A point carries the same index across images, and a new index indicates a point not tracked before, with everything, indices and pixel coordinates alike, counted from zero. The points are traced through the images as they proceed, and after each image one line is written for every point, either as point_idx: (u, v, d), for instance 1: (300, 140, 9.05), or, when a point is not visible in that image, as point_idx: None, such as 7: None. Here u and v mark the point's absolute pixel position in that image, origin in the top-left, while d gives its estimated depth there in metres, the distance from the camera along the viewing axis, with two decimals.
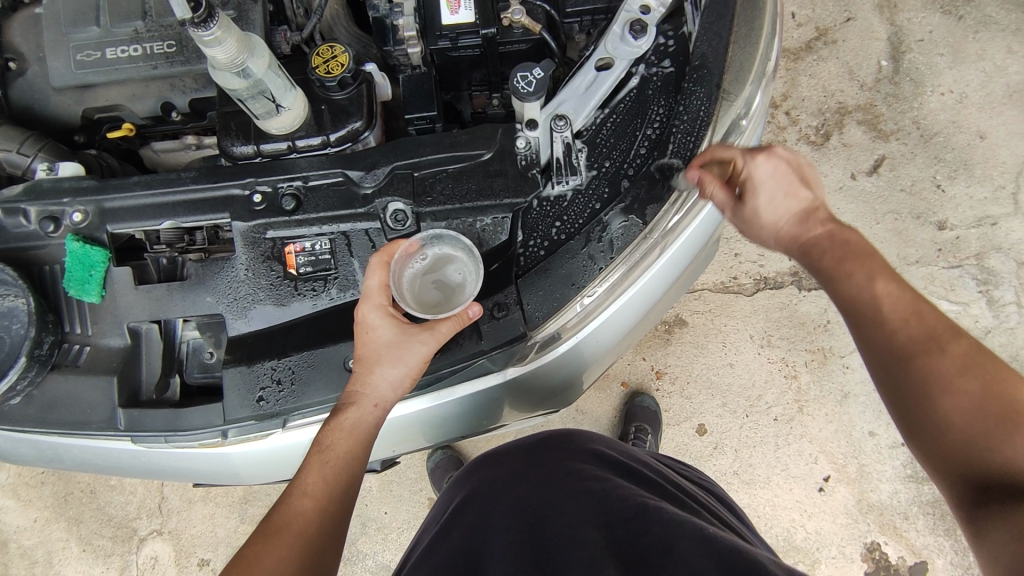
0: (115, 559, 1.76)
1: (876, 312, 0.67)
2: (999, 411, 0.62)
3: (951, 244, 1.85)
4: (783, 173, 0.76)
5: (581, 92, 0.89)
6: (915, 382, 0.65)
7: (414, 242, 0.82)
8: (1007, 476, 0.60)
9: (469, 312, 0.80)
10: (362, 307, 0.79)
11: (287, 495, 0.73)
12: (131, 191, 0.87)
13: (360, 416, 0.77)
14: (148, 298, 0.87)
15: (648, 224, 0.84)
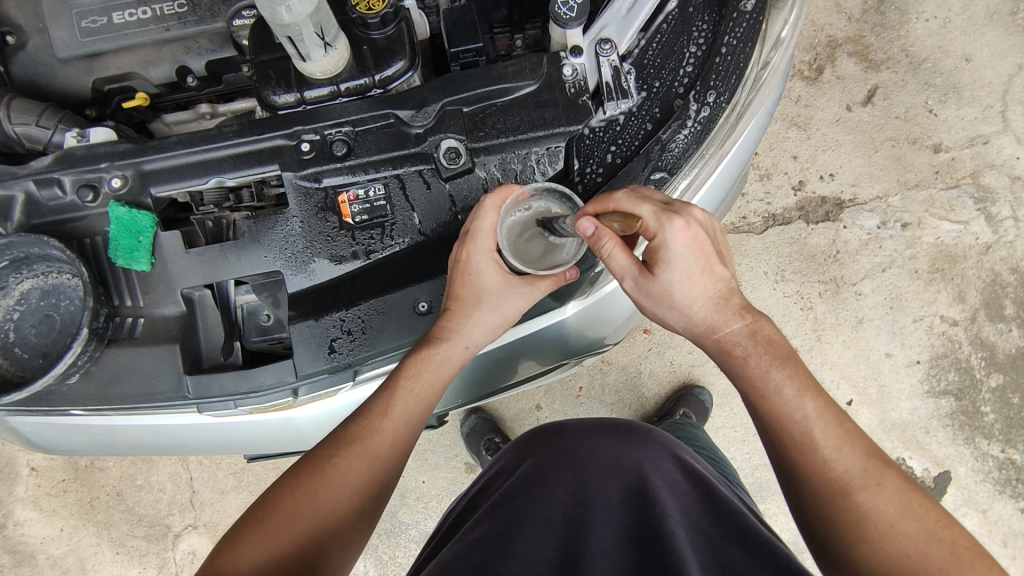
0: (151, 558, 1.72)
1: (804, 437, 0.72)
2: (929, 530, 0.67)
3: (947, 166, 1.90)
4: (690, 257, 0.76)
5: (623, 15, 0.87)
6: (849, 512, 0.69)
7: (527, 192, 0.79)
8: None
9: (567, 273, 0.82)
10: (470, 248, 0.79)
11: (369, 410, 0.79)
12: (172, 150, 0.83)
13: (448, 357, 0.81)
14: (201, 261, 0.84)
15: (705, 141, 0.84)
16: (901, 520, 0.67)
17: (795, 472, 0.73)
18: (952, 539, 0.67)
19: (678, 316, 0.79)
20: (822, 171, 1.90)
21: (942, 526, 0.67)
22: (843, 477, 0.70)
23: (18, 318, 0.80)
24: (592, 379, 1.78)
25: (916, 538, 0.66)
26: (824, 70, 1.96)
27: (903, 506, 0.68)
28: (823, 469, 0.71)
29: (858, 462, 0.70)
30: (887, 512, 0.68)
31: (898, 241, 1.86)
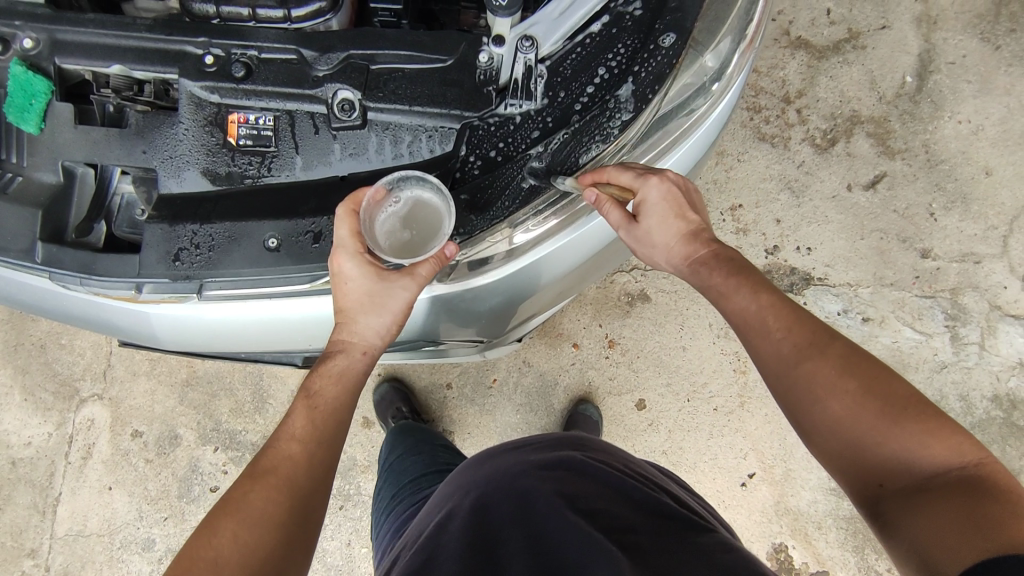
0: (53, 414, 1.80)
1: (763, 322, 0.76)
2: (886, 404, 0.67)
3: (930, 273, 1.83)
4: (665, 204, 0.82)
5: (555, 16, 0.84)
6: (810, 385, 0.71)
7: (380, 188, 0.81)
8: (901, 473, 0.65)
9: (445, 250, 0.81)
10: (337, 257, 0.81)
11: (275, 439, 0.78)
12: (85, 27, 0.85)
13: (348, 364, 0.84)
14: (86, 140, 0.86)
15: (585, 162, 0.83)
16: (841, 379, 0.69)
17: (786, 394, 0.73)
18: (930, 422, 0.66)
19: (660, 257, 0.86)
20: (801, 242, 1.85)
21: (932, 424, 0.66)
22: (790, 352, 0.73)
23: None
24: (508, 374, 1.78)
25: (911, 437, 0.65)
26: (836, 143, 1.89)
27: (889, 411, 0.67)
28: (800, 393, 0.72)
29: (833, 381, 0.70)
30: (879, 418, 0.67)
31: (852, 333, 1.81)
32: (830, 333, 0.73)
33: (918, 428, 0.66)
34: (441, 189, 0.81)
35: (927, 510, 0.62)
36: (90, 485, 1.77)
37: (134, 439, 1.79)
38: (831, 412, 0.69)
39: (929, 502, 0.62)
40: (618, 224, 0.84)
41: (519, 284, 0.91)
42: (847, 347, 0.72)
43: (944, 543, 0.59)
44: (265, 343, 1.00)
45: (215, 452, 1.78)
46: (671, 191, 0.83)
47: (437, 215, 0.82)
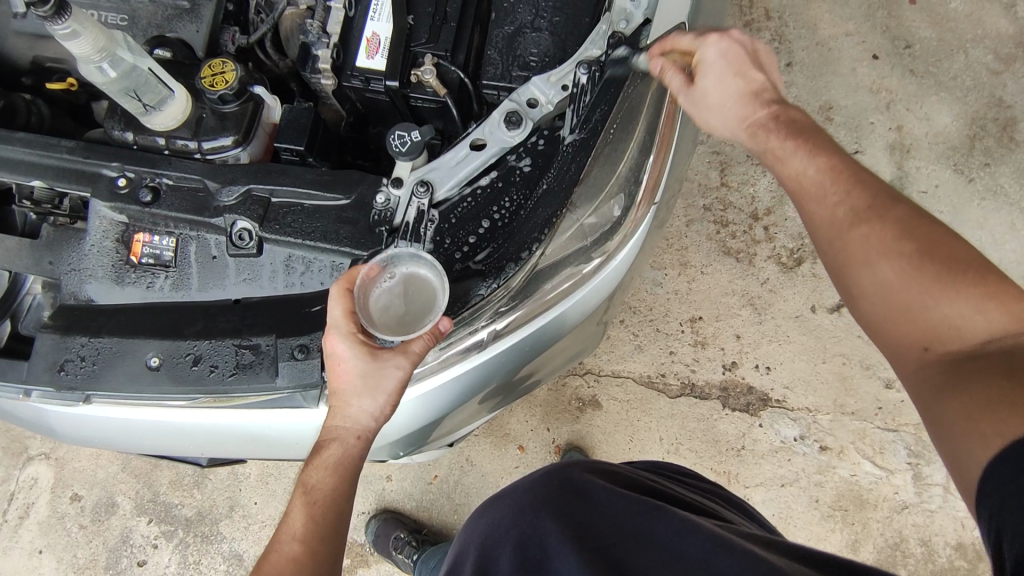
0: (0, 468, 1.82)
1: (817, 190, 0.76)
2: (937, 269, 0.66)
3: (894, 405, 1.61)
4: (724, 60, 0.83)
5: (451, 165, 0.89)
6: (855, 248, 0.72)
7: (374, 265, 0.82)
8: (947, 334, 0.65)
9: (439, 325, 0.79)
10: (330, 338, 0.79)
11: (277, 542, 0.75)
12: (14, 145, 0.91)
13: (342, 454, 0.80)
14: (0, 246, 0.91)
15: (455, 315, 0.84)
16: (894, 245, 0.69)
17: (843, 255, 0.73)
18: (990, 287, 0.64)
19: (718, 122, 0.85)
20: (759, 359, 1.67)
21: (993, 289, 0.64)
22: (845, 216, 0.73)
23: None
24: (449, 471, 1.67)
25: (964, 305, 0.64)
26: (802, 263, 1.71)
27: (940, 278, 0.66)
28: (851, 255, 0.72)
29: (882, 245, 0.70)
30: (929, 281, 0.66)
31: (810, 462, 1.59)
32: (890, 197, 0.72)
33: (968, 293, 0.65)
34: (434, 265, 0.82)
35: (955, 387, 0.62)
36: (22, 546, 1.77)
37: (71, 503, 1.78)
38: (881, 274, 0.69)
39: (974, 370, 0.62)
40: (679, 90, 0.85)
41: (426, 410, 0.91)
42: (909, 211, 0.70)
43: (975, 423, 0.59)
44: (159, 446, 1.00)
45: (149, 524, 1.76)
46: (732, 48, 0.84)
47: (431, 292, 0.83)
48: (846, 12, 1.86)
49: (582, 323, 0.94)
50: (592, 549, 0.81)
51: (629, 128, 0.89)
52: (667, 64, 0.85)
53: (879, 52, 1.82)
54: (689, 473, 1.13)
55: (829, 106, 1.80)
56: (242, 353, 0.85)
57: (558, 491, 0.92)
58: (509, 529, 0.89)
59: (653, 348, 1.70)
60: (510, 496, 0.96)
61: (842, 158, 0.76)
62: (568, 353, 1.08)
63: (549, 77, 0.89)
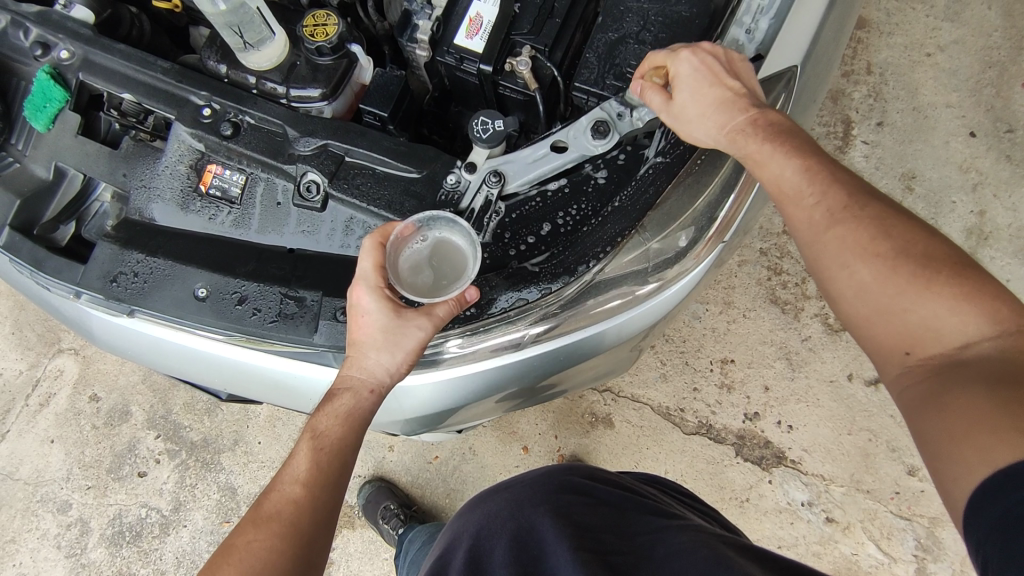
0: (31, 354, 1.90)
1: (793, 190, 0.71)
2: (917, 269, 0.63)
3: (912, 493, 1.55)
4: (700, 74, 0.79)
5: (528, 160, 0.88)
6: (835, 250, 0.67)
7: (410, 225, 0.83)
8: (926, 338, 0.62)
9: (466, 293, 0.79)
10: (356, 288, 0.79)
11: (278, 482, 0.75)
12: (113, 55, 0.94)
13: (354, 404, 0.80)
14: (81, 148, 0.94)
15: (499, 310, 0.83)
16: (872, 243, 0.65)
17: (815, 256, 0.70)
18: (970, 285, 0.61)
19: (702, 130, 0.80)
20: (783, 416, 1.62)
21: (970, 293, 0.61)
22: (821, 216, 0.69)
23: None
24: (450, 454, 1.67)
25: (941, 308, 0.61)
26: None
27: (919, 278, 0.63)
28: (829, 255, 0.68)
29: (859, 246, 0.66)
30: (906, 284, 0.63)
31: (812, 531, 1.54)
32: (866, 197, 0.68)
33: (949, 296, 0.61)
34: (469, 233, 0.82)
35: (945, 401, 0.59)
36: (35, 432, 1.84)
37: (89, 402, 1.85)
38: (860, 277, 0.65)
39: (956, 379, 0.59)
40: (660, 109, 0.82)
41: (449, 395, 0.91)
42: (884, 207, 0.68)
43: (956, 445, 0.57)
44: (186, 371, 1.02)
45: (156, 439, 1.81)
46: (707, 58, 0.79)
47: (461, 257, 0.83)
48: (952, 83, 1.78)
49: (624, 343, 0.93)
50: (590, 552, 0.80)
51: (717, 161, 0.86)
52: (647, 86, 0.83)
53: (977, 130, 1.75)
54: (686, 493, 1.10)
55: (912, 175, 1.73)
56: (287, 303, 0.85)
57: (560, 492, 0.92)
58: (506, 524, 0.89)
59: (677, 380, 1.67)
60: (512, 489, 0.96)
61: (817, 155, 0.72)
62: (600, 369, 1.05)
63: None
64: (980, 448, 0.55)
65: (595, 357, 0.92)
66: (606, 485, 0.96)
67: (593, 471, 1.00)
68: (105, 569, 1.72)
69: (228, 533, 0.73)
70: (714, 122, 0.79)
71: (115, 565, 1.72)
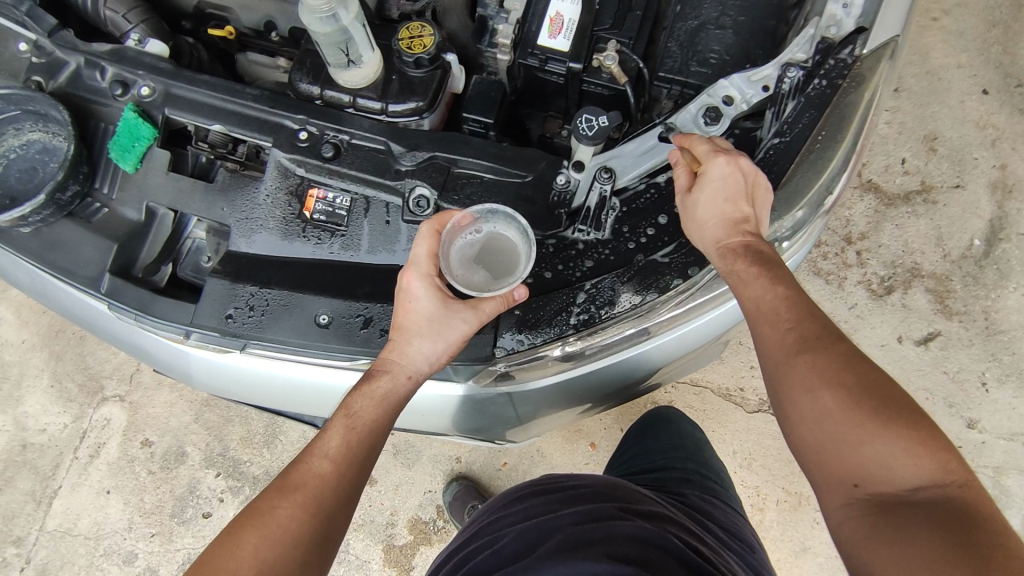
0: (75, 405, 1.80)
1: (769, 315, 0.71)
2: (878, 408, 0.63)
3: (973, 447, 1.55)
4: (725, 185, 0.77)
5: (636, 154, 0.89)
6: (802, 380, 0.67)
7: (468, 215, 0.83)
8: (878, 475, 0.62)
9: (514, 292, 0.80)
10: (408, 274, 0.79)
11: (307, 453, 0.72)
12: (199, 87, 0.92)
13: (391, 388, 0.77)
14: (173, 186, 0.92)
15: (628, 307, 0.83)
16: (841, 378, 0.65)
17: (781, 384, 0.69)
18: (918, 432, 0.62)
19: (694, 237, 0.79)
20: None
21: (923, 438, 0.62)
22: (793, 346, 0.68)
23: (12, 159, 0.90)
24: (518, 460, 1.63)
25: (895, 448, 0.62)
26: (892, 292, 1.64)
27: (880, 417, 0.63)
28: (792, 386, 0.67)
29: (829, 377, 0.65)
30: (865, 420, 0.63)
31: None
32: (837, 336, 0.68)
33: (903, 439, 0.62)
34: (525, 231, 0.83)
35: (892, 533, 0.59)
36: (90, 484, 1.75)
37: (143, 447, 1.77)
38: (824, 406, 0.65)
39: (902, 519, 0.60)
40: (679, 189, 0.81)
41: (567, 392, 0.92)
42: (851, 349, 0.67)
43: (902, 571, 0.57)
44: (295, 404, 1.00)
45: (216, 477, 1.74)
46: (739, 176, 0.77)
47: (510, 253, 0.84)
48: (961, 44, 1.81)
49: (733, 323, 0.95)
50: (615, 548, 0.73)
51: (841, 125, 0.82)
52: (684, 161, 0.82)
53: (988, 88, 1.77)
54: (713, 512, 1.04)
55: (934, 136, 1.73)
56: None
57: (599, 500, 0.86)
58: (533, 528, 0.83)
59: (733, 360, 1.65)
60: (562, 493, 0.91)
61: (794, 291, 0.72)
62: (652, 384, 1.05)
63: (751, 75, 0.86)
64: (929, 566, 0.56)
65: (659, 368, 0.94)
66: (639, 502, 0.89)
67: (634, 499, 0.90)
68: None
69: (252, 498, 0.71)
70: (711, 234, 0.77)
71: None
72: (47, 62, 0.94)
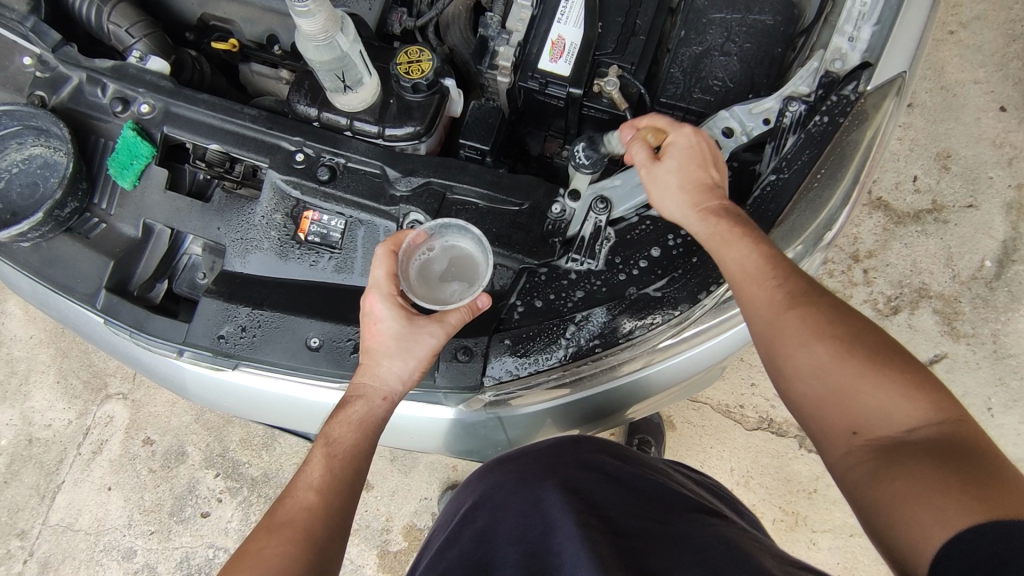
0: (78, 402, 1.82)
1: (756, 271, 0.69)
2: (868, 356, 0.62)
3: None
4: (692, 150, 0.78)
5: (632, 185, 0.88)
6: (792, 333, 0.65)
7: (421, 233, 0.82)
8: (878, 420, 0.60)
9: (478, 300, 0.79)
10: (369, 297, 0.77)
11: (290, 488, 0.70)
12: (197, 105, 0.92)
13: (367, 412, 0.75)
14: (170, 204, 0.92)
15: (623, 338, 0.83)
16: (828, 328, 0.64)
17: (773, 339, 0.67)
18: (909, 374, 0.61)
19: (670, 202, 0.77)
20: None
21: (914, 380, 0.61)
22: (781, 300, 0.67)
23: (12, 175, 0.91)
24: None
25: (889, 391, 0.60)
26: (899, 312, 1.62)
27: (872, 362, 0.61)
28: (784, 341, 0.66)
29: (819, 328, 0.64)
30: (860, 369, 0.61)
31: None
32: (823, 289, 0.67)
33: (895, 382, 0.61)
34: (479, 239, 0.83)
35: (899, 470, 0.57)
36: (92, 481, 1.77)
37: (143, 446, 1.78)
38: (818, 359, 0.63)
39: (904, 459, 0.58)
40: (642, 164, 0.80)
41: (561, 417, 0.92)
42: (836, 302, 0.66)
43: (914, 507, 0.55)
44: (288, 420, 1.01)
45: (215, 478, 1.74)
46: (703, 145, 0.79)
47: (470, 262, 0.84)
48: (978, 58, 1.76)
49: (731, 351, 0.94)
50: (597, 528, 0.69)
51: (843, 164, 0.81)
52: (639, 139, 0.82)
53: (1007, 104, 1.72)
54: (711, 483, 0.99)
55: (947, 154, 1.70)
56: None
57: (580, 461, 0.82)
58: (508, 504, 0.79)
59: (735, 377, 1.63)
60: (525, 457, 0.85)
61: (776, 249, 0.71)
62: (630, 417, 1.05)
63: (752, 108, 0.85)
64: (937, 509, 0.54)
65: (642, 400, 0.95)
66: (621, 458, 0.85)
67: (613, 451, 0.87)
68: None
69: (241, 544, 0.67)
70: (686, 198, 0.76)
71: None
72: (49, 77, 0.95)
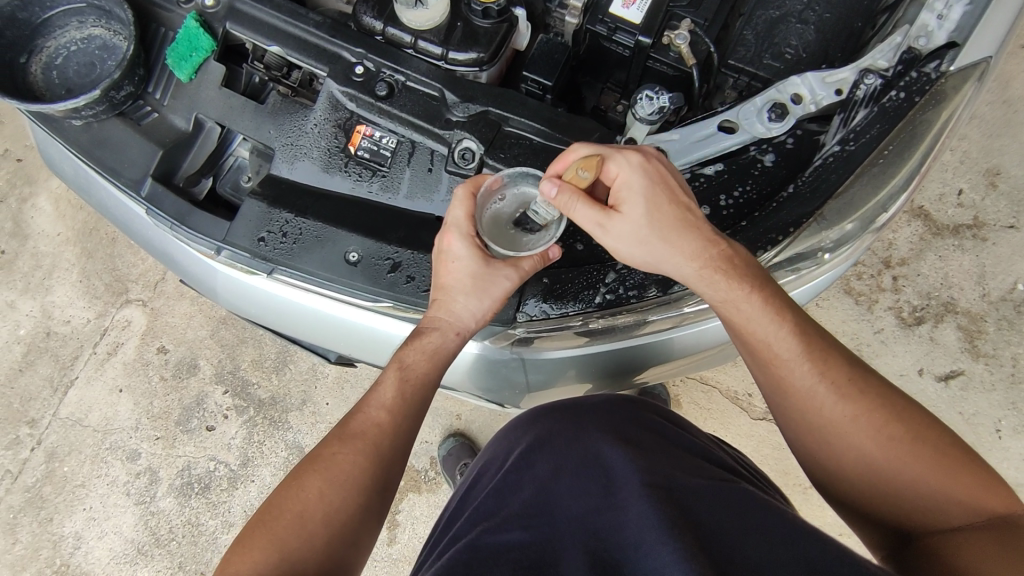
0: (99, 303, 1.85)
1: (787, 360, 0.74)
2: (907, 437, 0.70)
3: None
4: (651, 188, 0.73)
5: (690, 141, 0.85)
6: (833, 421, 0.72)
7: (499, 179, 0.81)
8: (919, 494, 0.69)
9: (550, 251, 0.80)
10: (448, 236, 0.78)
11: (365, 405, 0.77)
12: (262, 5, 0.91)
13: (440, 344, 0.79)
14: (224, 102, 0.91)
15: (658, 293, 0.83)
16: (865, 415, 0.71)
17: (815, 428, 0.74)
18: (939, 447, 0.70)
19: (663, 257, 0.75)
20: None
21: (945, 455, 0.70)
22: (821, 393, 0.73)
23: (71, 52, 0.91)
24: None
25: (925, 469, 0.69)
26: (922, 322, 1.60)
27: (909, 440, 0.70)
28: (827, 429, 0.73)
29: (861, 412, 0.72)
30: (900, 448, 0.70)
31: None
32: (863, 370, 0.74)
33: (928, 457, 0.69)
34: None
35: (948, 540, 0.65)
36: (104, 380, 1.80)
37: (157, 354, 1.80)
38: (862, 448, 0.71)
39: (950, 529, 0.66)
40: (594, 219, 0.74)
41: (584, 367, 0.92)
42: (876, 385, 0.73)
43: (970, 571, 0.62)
44: (310, 335, 1.01)
45: (223, 394, 1.77)
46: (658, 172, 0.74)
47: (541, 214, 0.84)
48: None
49: None
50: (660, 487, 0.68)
51: (913, 143, 0.79)
52: (568, 189, 0.73)
53: None
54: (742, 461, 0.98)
55: (996, 171, 1.66)
56: None
57: (639, 426, 0.81)
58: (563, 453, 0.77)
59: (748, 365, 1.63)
60: (585, 408, 0.84)
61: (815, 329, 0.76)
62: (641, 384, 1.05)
63: (825, 76, 0.83)
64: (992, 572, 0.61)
65: (660, 363, 0.94)
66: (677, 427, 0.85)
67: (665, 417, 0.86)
68: (173, 518, 1.69)
69: (318, 442, 0.76)
70: (682, 254, 0.74)
71: (183, 516, 1.69)
72: None
